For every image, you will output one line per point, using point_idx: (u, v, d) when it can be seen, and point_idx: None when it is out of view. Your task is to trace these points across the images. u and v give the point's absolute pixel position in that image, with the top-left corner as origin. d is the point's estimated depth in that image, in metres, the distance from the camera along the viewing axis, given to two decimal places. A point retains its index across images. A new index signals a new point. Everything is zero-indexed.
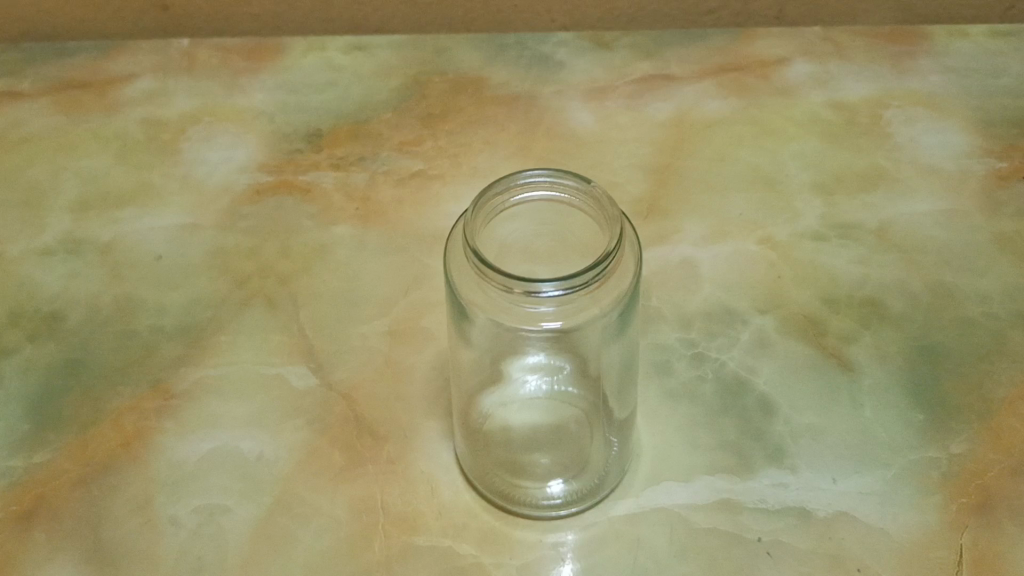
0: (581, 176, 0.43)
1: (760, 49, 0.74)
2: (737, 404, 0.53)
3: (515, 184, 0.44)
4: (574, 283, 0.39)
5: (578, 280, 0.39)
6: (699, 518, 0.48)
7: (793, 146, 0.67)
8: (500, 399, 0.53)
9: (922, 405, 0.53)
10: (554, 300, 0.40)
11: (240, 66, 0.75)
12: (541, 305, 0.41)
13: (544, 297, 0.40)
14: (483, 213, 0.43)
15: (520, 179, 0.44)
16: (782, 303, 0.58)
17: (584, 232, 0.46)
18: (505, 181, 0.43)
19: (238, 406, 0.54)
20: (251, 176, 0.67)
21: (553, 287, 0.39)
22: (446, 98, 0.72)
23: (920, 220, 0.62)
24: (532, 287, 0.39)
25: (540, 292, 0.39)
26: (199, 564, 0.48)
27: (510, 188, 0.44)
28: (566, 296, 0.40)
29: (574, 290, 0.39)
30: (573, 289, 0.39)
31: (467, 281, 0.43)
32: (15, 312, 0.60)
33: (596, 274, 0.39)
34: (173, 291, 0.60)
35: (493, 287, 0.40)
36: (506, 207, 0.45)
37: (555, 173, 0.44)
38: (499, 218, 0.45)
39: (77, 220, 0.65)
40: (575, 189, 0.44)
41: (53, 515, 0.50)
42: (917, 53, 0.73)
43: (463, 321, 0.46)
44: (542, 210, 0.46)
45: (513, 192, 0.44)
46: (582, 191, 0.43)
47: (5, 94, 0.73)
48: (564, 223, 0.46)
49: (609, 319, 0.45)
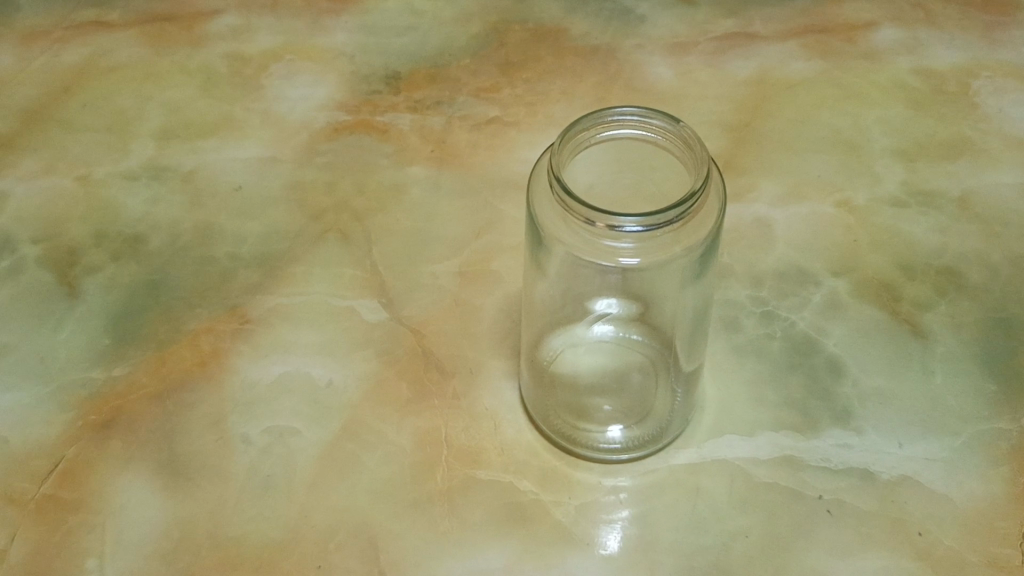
0: (671, 116, 0.43)
1: (848, 12, 0.72)
2: (805, 363, 0.53)
3: (604, 121, 0.44)
4: (658, 221, 0.39)
5: (662, 217, 0.39)
6: (761, 473, 0.49)
7: (876, 111, 0.66)
8: (567, 342, 0.53)
9: (996, 376, 0.52)
10: (636, 238, 0.41)
11: (323, 6, 0.76)
12: (622, 242, 0.41)
13: (626, 233, 0.40)
14: (569, 148, 0.43)
15: (609, 115, 0.44)
16: (857, 267, 0.57)
17: (668, 174, 0.46)
18: (594, 117, 0.43)
19: (310, 334, 0.56)
20: (329, 114, 0.68)
21: (636, 223, 0.39)
22: (525, 46, 0.72)
23: (1004, 192, 0.61)
24: (615, 222, 0.40)
25: (623, 227, 0.40)
26: (268, 482, 0.50)
27: (598, 125, 0.44)
28: (648, 234, 0.40)
29: (656, 228, 0.40)
30: (656, 225, 0.39)
31: (549, 214, 0.44)
32: (100, 232, 0.61)
33: (680, 214, 0.40)
34: (250, 221, 0.62)
35: (576, 220, 0.41)
36: (593, 144, 0.45)
37: (643, 111, 0.44)
38: (585, 154, 0.45)
39: (161, 147, 0.67)
40: (664, 130, 0.43)
41: (130, 426, 0.52)
42: (1012, 24, 0.71)
43: (540, 255, 0.47)
44: (628, 149, 0.46)
45: (602, 129, 0.44)
46: (670, 132, 0.43)
47: (95, 23, 0.75)
48: (649, 164, 0.46)
49: (687, 263, 0.45)
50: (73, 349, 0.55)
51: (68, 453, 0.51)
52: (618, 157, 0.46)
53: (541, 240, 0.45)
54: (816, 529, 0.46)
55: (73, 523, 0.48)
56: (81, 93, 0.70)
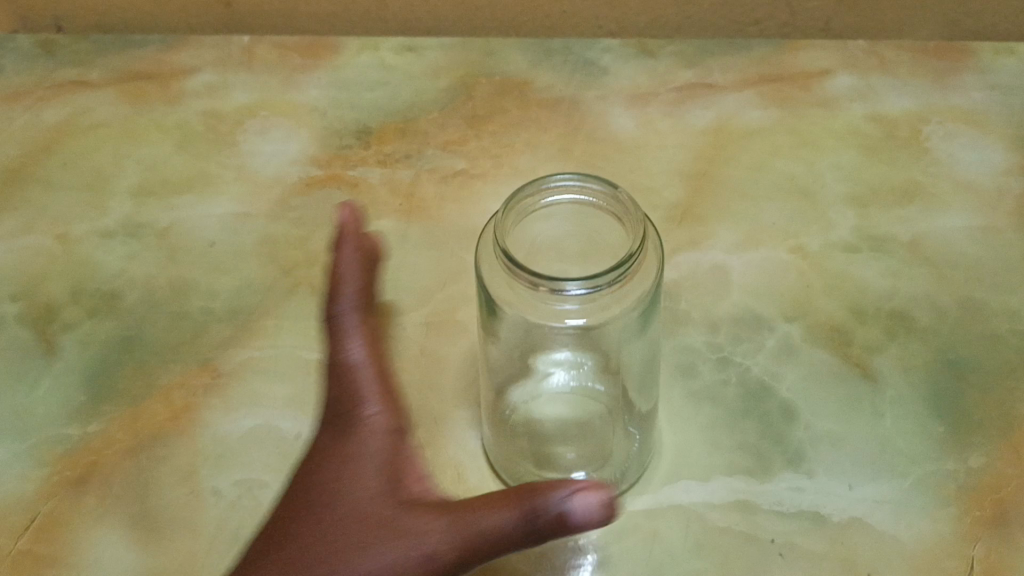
0: (606, 180, 0.45)
1: (805, 60, 0.75)
2: (759, 408, 0.54)
3: (544, 187, 0.46)
4: (598, 283, 0.41)
5: (601, 280, 0.41)
6: (715, 517, 0.50)
7: (832, 158, 0.68)
8: (528, 393, 0.54)
9: (944, 417, 0.53)
10: (579, 299, 0.42)
11: (297, 63, 0.78)
12: (566, 303, 0.43)
13: (569, 296, 0.42)
14: (513, 214, 0.46)
15: (553, 181, 0.47)
16: (810, 312, 0.59)
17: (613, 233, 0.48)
18: (535, 184, 0.46)
19: (281, 387, 0.57)
20: (302, 169, 0.70)
21: (578, 286, 0.41)
22: (492, 99, 0.74)
23: (954, 235, 0.63)
24: (559, 285, 0.41)
25: (566, 289, 0.41)
26: (237, 534, 0.51)
27: (539, 191, 0.46)
28: (590, 295, 0.42)
29: (597, 289, 0.42)
30: (597, 288, 0.41)
31: (498, 280, 0.46)
32: (77, 290, 0.63)
33: (618, 276, 0.42)
34: (223, 275, 0.63)
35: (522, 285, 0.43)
36: (537, 208, 0.47)
37: (581, 178, 0.46)
38: (530, 219, 0.47)
39: (137, 204, 0.69)
40: (600, 194, 0.46)
41: (104, 480, 0.53)
42: (963, 69, 0.74)
43: (493, 316, 0.49)
44: (571, 213, 0.48)
45: (543, 195, 0.47)
46: (606, 195, 0.46)
47: (75, 83, 0.78)
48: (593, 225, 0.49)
49: (633, 318, 0.47)
50: (49, 406, 0.57)
51: (43, 509, 0.52)
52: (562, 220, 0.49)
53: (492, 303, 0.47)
54: (770, 572, 0.48)
55: None
56: (61, 152, 0.73)
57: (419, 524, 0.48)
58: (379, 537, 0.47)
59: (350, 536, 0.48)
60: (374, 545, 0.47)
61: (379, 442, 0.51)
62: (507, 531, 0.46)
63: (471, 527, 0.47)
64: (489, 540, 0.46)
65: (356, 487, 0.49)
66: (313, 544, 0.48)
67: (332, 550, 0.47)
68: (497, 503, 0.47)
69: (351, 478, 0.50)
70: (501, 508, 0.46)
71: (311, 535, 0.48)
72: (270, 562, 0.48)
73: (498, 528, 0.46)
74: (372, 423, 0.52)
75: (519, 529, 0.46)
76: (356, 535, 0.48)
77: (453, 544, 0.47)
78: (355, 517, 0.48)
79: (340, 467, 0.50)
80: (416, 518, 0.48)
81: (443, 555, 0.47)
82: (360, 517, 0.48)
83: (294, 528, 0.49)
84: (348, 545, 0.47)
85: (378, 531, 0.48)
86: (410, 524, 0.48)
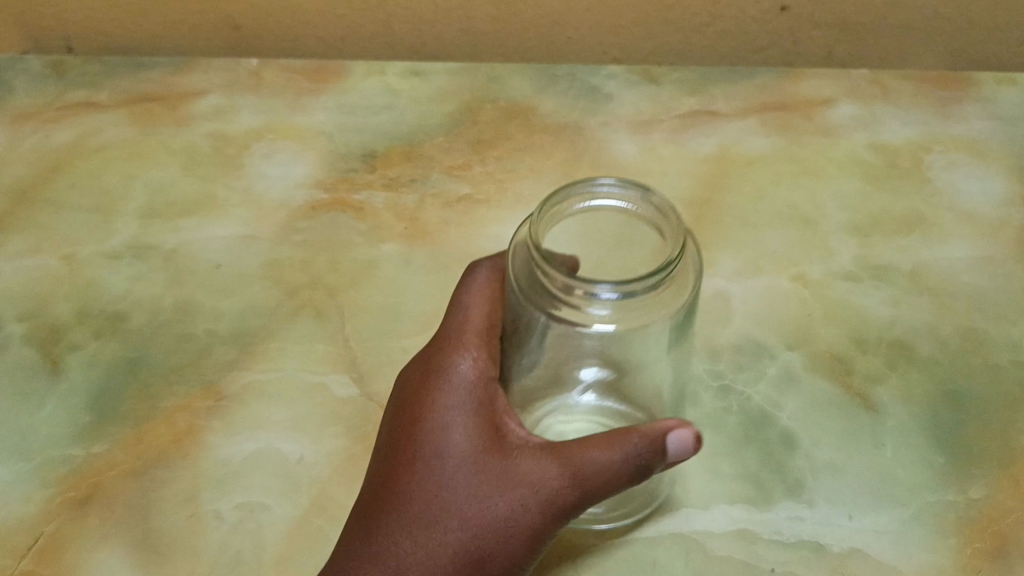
0: (644, 187, 0.45)
1: (807, 88, 0.75)
2: (760, 436, 0.55)
3: (581, 192, 0.46)
4: (633, 288, 0.41)
5: (636, 285, 0.40)
6: (716, 546, 0.50)
7: (834, 186, 0.69)
8: (552, 412, 0.52)
9: (945, 447, 0.53)
10: (612, 304, 0.42)
11: (304, 86, 0.79)
12: (598, 308, 0.42)
13: (601, 296, 0.41)
14: (552, 216, 0.46)
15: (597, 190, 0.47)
16: (811, 340, 0.59)
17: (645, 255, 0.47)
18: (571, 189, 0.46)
19: (283, 410, 0.58)
20: (308, 192, 0.71)
21: (611, 290, 0.41)
22: (497, 125, 0.75)
23: (954, 266, 0.63)
24: (592, 284, 0.41)
25: (598, 287, 0.41)
26: (238, 557, 0.51)
27: (575, 196, 0.46)
28: (624, 300, 0.41)
29: (631, 294, 0.41)
30: (631, 291, 0.41)
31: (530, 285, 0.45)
32: (83, 310, 0.64)
33: (654, 282, 0.41)
34: (228, 298, 0.64)
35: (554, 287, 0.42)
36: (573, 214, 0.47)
37: (618, 184, 0.46)
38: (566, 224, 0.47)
39: (144, 226, 0.69)
40: (636, 200, 0.46)
41: (106, 502, 0.54)
42: (964, 99, 0.74)
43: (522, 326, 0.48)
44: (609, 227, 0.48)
45: (580, 200, 0.46)
46: (643, 200, 0.45)
47: (84, 104, 0.78)
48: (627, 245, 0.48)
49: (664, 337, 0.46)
50: (54, 427, 0.57)
51: (45, 530, 0.53)
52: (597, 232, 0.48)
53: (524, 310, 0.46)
54: None
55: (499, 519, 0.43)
56: (69, 173, 0.73)
57: (523, 459, 0.43)
58: (486, 483, 0.43)
59: (446, 477, 0.43)
60: (474, 474, 0.43)
61: (469, 384, 0.45)
62: (616, 466, 0.42)
63: (581, 456, 0.43)
64: (598, 472, 0.42)
65: (449, 429, 0.44)
66: (418, 509, 0.43)
67: (433, 511, 0.43)
68: (599, 441, 0.43)
69: (452, 423, 0.44)
70: (606, 446, 0.42)
71: (414, 495, 0.43)
72: (378, 520, 0.43)
73: (607, 465, 0.42)
74: (459, 371, 0.46)
75: (623, 466, 0.42)
76: (462, 485, 0.43)
77: (570, 485, 0.43)
78: (449, 454, 0.43)
79: (429, 421, 0.44)
80: (517, 449, 0.44)
81: (555, 487, 0.43)
82: (467, 406, 0.45)
83: (395, 485, 0.44)
84: (453, 495, 0.43)
85: (484, 456, 0.43)
86: (520, 467, 0.43)
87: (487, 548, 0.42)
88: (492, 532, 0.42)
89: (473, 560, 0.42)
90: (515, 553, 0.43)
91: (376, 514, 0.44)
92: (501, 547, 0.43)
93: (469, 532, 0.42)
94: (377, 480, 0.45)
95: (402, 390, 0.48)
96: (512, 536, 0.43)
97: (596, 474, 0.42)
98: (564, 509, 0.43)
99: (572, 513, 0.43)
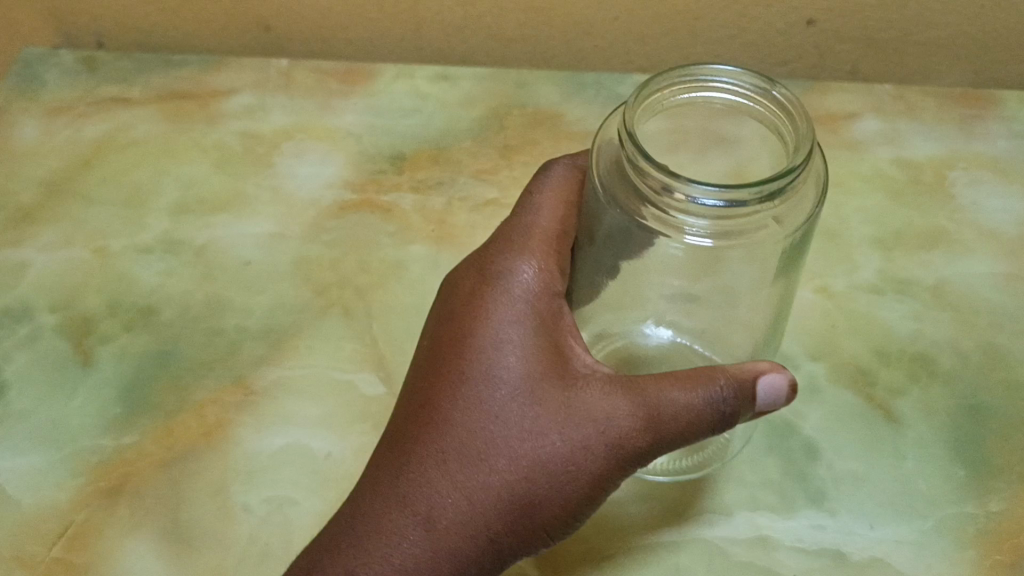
0: (766, 76, 0.44)
1: (832, 102, 0.76)
2: (783, 445, 0.55)
3: (697, 77, 0.45)
4: (743, 198, 0.39)
5: (746, 196, 0.39)
6: (738, 552, 0.50)
7: (857, 200, 0.69)
8: (623, 332, 0.56)
9: (965, 461, 0.54)
10: (717, 213, 0.40)
11: (334, 88, 0.80)
12: (700, 216, 0.41)
13: (702, 206, 0.40)
14: (642, 111, 0.44)
15: (694, 75, 0.45)
16: (834, 352, 0.60)
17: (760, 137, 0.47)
18: (687, 73, 0.45)
19: (312, 406, 0.58)
20: (337, 192, 0.72)
21: (717, 198, 0.39)
22: (524, 131, 0.76)
23: (977, 282, 0.64)
24: (691, 192, 0.40)
25: (698, 198, 0.40)
26: (267, 550, 0.52)
27: (690, 81, 0.45)
28: (729, 210, 0.40)
29: (737, 205, 0.39)
30: (736, 202, 0.39)
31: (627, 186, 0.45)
32: (114, 303, 0.65)
33: (764, 195, 0.39)
34: (259, 294, 0.65)
35: (652, 186, 0.41)
36: (671, 104, 0.46)
37: (737, 73, 0.45)
38: (675, 110, 0.47)
39: (175, 221, 0.70)
40: (756, 91, 0.45)
41: (137, 491, 0.55)
42: (988, 117, 0.75)
43: (612, 231, 0.48)
44: (715, 112, 0.47)
45: (694, 88, 0.46)
46: (764, 93, 0.45)
47: (117, 100, 0.80)
48: (737, 127, 0.47)
49: (774, 249, 0.45)
50: (85, 417, 0.58)
51: (76, 518, 0.53)
52: (702, 120, 0.47)
53: (618, 212, 0.46)
54: None
55: (552, 455, 0.42)
56: (101, 168, 0.74)
57: (589, 394, 0.42)
58: (545, 414, 0.42)
59: (500, 404, 0.42)
60: (537, 406, 0.42)
61: (532, 309, 0.45)
62: (697, 409, 0.42)
63: (655, 398, 0.42)
64: (672, 415, 0.42)
65: (511, 357, 0.43)
66: (471, 437, 0.42)
67: (489, 442, 0.42)
68: (681, 379, 0.42)
69: (509, 343, 0.44)
70: (687, 386, 0.42)
71: (470, 423, 0.42)
72: (429, 447, 0.43)
73: (684, 406, 0.41)
74: (520, 287, 0.45)
75: (707, 412, 0.42)
76: (524, 417, 0.42)
77: (638, 426, 0.42)
78: (510, 383, 0.43)
79: (489, 345, 0.44)
80: (583, 383, 0.43)
81: (624, 427, 0.42)
82: (524, 322, 0.44)
83: (448, 411, 0.43)
84: (510, 426, 0.42)
85: (546, 388, 0.42)
86: (583, 399, 0.42)
87: (542, 483, 0.42)
88: (550, 469, 0.42)
89: (528, 496, 0.42)
90: (569, 495, 0.42)
91: (422, 438, 0.43)
92: (559, 485, 0.42)
93: (526, 467, 0.42)
94: (425, 405, 0.44)
95: (453, 300, 0.47)
96: (572, 474, 0.42)
97: (671, 416, 0.42)
98: (630, 451, 0.42)
99: (637, 455, 0.42)
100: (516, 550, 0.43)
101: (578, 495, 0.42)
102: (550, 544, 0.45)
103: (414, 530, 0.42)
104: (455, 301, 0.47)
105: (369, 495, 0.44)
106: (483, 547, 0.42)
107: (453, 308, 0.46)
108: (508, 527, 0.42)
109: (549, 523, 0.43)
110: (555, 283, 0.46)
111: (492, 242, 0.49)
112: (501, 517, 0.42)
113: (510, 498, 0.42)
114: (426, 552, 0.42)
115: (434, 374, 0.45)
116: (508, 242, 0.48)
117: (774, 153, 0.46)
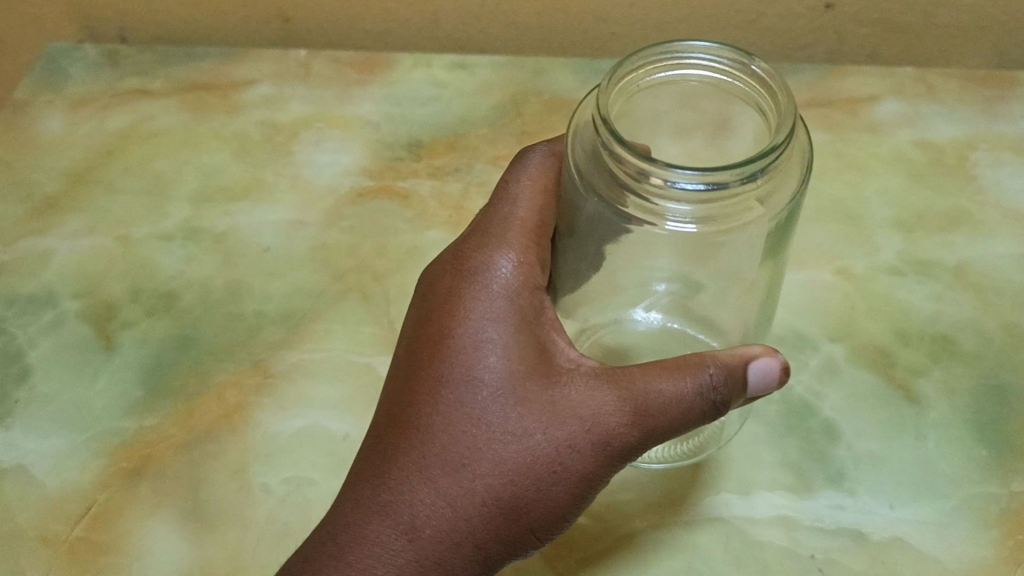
0: (742, 50, 0.44)
1: (852, 85, 0.76)
2: (801, 425, 0.55)
3: (673, 56, 0.45)
4: (724, 180, 0.39)
5: (729, 177, 0.39)
6: (757, 531, 0.50)
7: (878, 182, 0.69)
8: (615, 316, 0.56)
9: (987, 440, 0.53)
10: (698, 199, 0.40)
11: (352, 78, 0.80)
12: (681, 203, 0.41)
13: (681, 191, 0.40)
14: (619, 93, 0.44)
15: (673, 52, 0.45)
16: (852, 333, 0.59)
17: (744, 115, 0.46)
18: (663, 51, 0.45)
19: (329, 390, 0.59)
20: (354, 179, 0.72)
21: (698, 182, 0.39)
22: (542, 117, 0.76)
23: (998, 263, 0.63)
24: (671, 177, 0.40)
25: (677, 183, 0.40)
26: (286, 529, 0.52)
27: (667, 60, 0.45)
28: (711, 194, 0.40)
29: (720, 188, 0.39)
30: (717, 186, 0.39)
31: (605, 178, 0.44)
32: (137, 290, 0.65)
33: (746, 175, 0.39)
34: (277, 280, 0.65)
35: (632, 172, 0.41)
36: (650, 84, 0.46)
37: (714, 49, 0.45)
38: (652, 89, 0.47)
39: (196, 210, 0.71)
40: (733, 65, 0.44)
41: (157, 472, 0.55)
42: (1010, 98, 0.74)
43: (596, 222, 0.48)
44: (695, 89, 0.47)
45: (672, 67, 0.45)
46: (740, 67, 0.44)
47: (138, 92, 0.80)
48: (720, 105, 0.47)
49: (766, 229, 0.45)
50: (107, 400, 0.59)
51: (99, 498, 0.54)
52: (682, 96, 0.47)
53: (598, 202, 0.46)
54: None
55: (539, 458, 0.41)
56: (123, 158, 0.75)
57: (574, 392, 0.42)
58: (529, 416, 0.41)
59: (484, 406, 0.42)
60: (522, 406, 0.41)
61: (513, 306, 0.44)
62: (686, 400, 0.41)
63: (642, 390, 0.41)
64: (661, 408, 0.41)
65: (493, 356, 0.42)
66: (454, 441, 0.41)
67: (473, 447, 0.41)
68: (669, 370, 0.42)
69: (489, 343, 0.43)
70: (672, 378, 0.42)
71: (452, 427, 0.41)
72: (410, 454, 0.41)
73: (671, 398, 0.41)
74: (500, 282, 0.45)
75: (694, 402, 0.42)
76: (509, 419, 0.41)
77: (624, 422, 0.41)
78: (493, 384, 0.42)
79: (468, 344, 0.43)
80: (567, 380, 0.42)
81: (611, 424, 0.41)
82: (505, 320, 0.43)
83: (429, 414, 0.42)
84: (494, 428, 0.41)
85: (530, 388, 0.42)
86: (568, 397, 0.42)
87: (529, 486, 0.41)
88: (535, 471, 0.41)
89: (516, 500, 0.41)
90: (556, 496, 0.42)
91: (401, 443, 0.42)
92: (546, 486, 0.41)
93: (512, 469, 0.41)
94: (403, 407, 0.43)
95: (430, 298, 0.46)
96: (558, 474, 0.41)
97: (658, 409, 0.41)
98: (618, 447, 0.41)
99: (624, 450, 0.42)
100: (503, 555, 0.42)
101: (565, 496, 0.42)
102: (538, 546, 0.44)
103: (397, 541, 0.40)
104: (432, 300, 0.46)
105: (348, 505, 0.42)
106: (470, 554, 0.41)
107: (431, 307, 0.45)
108: (495, 533, 0.41)
109: (537, 526, 0.42)
110: (536, 276, 0.46)
111: (468, 235, 0.48)
112: (488, 523, 0.41)
113: (497, 503, 0.41)
114: (409, 563, 0.40)
115: (412, 377, 0.44)
116: (487, 234, 0.48)
117: (758, 132, 0.46)
